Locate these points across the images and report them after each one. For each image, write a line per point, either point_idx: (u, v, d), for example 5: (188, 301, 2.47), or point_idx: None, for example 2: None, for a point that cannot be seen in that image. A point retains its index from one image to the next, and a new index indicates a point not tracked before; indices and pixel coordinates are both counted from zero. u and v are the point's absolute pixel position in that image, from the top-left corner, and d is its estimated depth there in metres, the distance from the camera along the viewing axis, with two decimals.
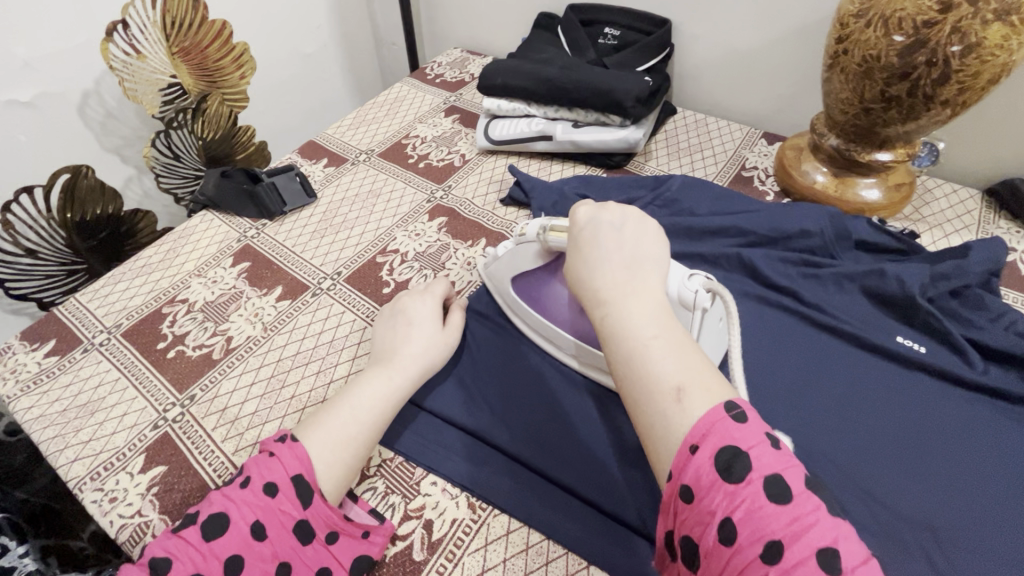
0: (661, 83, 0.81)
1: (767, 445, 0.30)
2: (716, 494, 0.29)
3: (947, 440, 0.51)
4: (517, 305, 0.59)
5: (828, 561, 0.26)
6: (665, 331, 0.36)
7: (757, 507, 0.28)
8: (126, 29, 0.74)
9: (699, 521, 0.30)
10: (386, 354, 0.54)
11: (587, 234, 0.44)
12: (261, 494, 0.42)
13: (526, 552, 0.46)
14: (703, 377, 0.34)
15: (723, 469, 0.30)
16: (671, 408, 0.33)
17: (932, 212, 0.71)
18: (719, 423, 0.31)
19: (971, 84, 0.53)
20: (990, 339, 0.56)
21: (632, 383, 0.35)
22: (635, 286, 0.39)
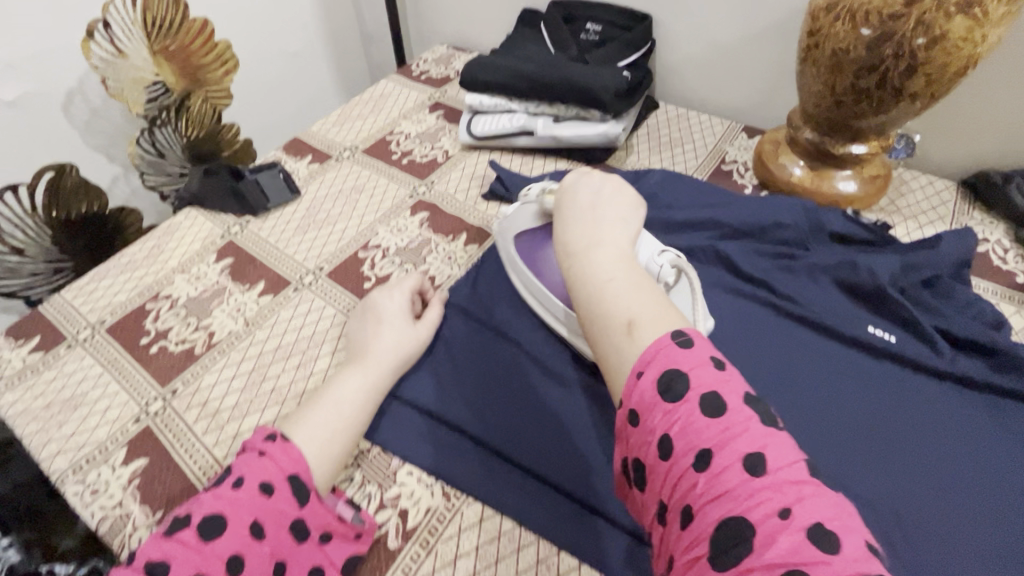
0: (642, 78, 0.82)
1: (705, 365, 0.32)
2: (656, 413, 0.31)
3: (913, 427, 0.52)
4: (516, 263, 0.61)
5: (755, 467, 0.28)
6: (624, 275, 0.39)
7: (692, 422, 0.30)
8: (107, 29, 0.74)
9: (643, 441, 0.31)
10: (359, 351, 0.55)
11: (568, 194, 0.47)
12: (258, 494, 0.41)
13: (498, 539, 0.47)
14: (655, 314, 0.36)
15: (663, 389, 0.31)
16: (623, 342, 0.35)
17: (908, 203, 0.72)
18: (664, 348, 0.33)
19: (938, 77, 0.54)
20: (958, 327, 0.57)
21: (591, 321, 0.37)
22: (604, 239, 0.41)
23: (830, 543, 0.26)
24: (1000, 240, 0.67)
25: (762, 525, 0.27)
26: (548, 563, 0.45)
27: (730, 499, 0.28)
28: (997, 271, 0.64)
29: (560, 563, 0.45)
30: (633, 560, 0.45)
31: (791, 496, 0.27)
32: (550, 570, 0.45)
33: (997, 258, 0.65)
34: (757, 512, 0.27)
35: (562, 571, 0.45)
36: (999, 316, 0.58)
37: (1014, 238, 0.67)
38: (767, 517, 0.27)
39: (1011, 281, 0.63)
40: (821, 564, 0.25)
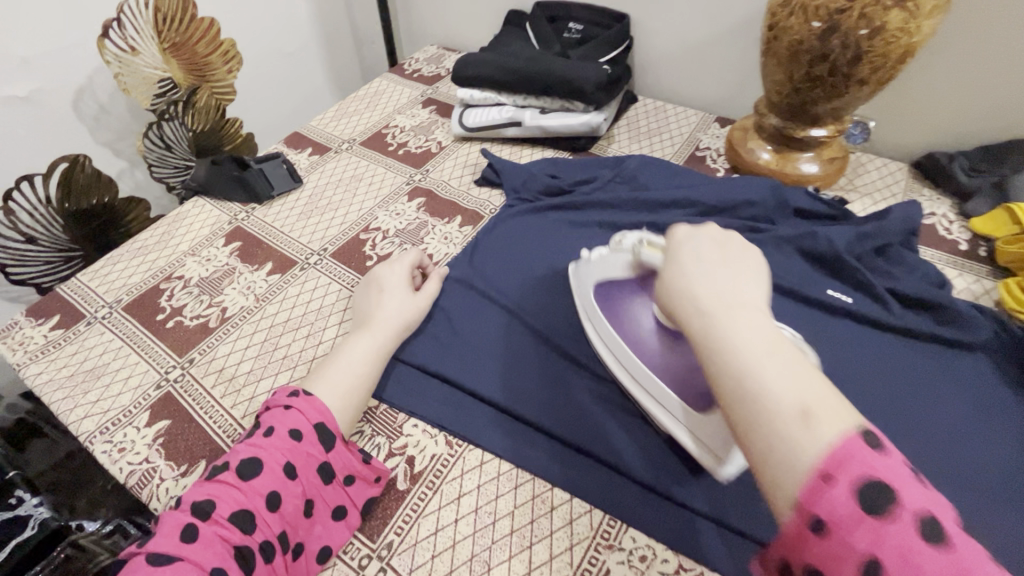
0: (621, 73, 0.88)
1: (909, 476, 0.27)
2: (860, 529, 0.26)
3: (863, 373, 0.58)
4: (594, 312, 0.58)
5: None
6: (778, 348, 0.33)
7: (911, 548, 0.25)
8: (120, 27, 0.79)
9: (832, 554, 0.27)
10: (366, 318, 0.59)
11: (685, 244, 0.41)
12: (288, 439, 0.47)
13: (497, 479, 0.52)
14: (832, 404, 0.30)
15: (867, 503, 0.27)
16: (797, 433, 0.29)
17: (864, 182, 0.79)
18: (858, 451, 0.28)
19: (882, 64, 0.61)
20: (906, 288, 0.63)
21: (741, 404, 0.32)
22: (742, 298, 0.36)
23: None
24: (946, 213, 0.74)
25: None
26: (543, 498, 0.50)
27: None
28: (942, 241, 0.71)
29: (554, 497, 0.50)
30: (619, 491, 0.50)
31: None
32: (546, 503, 0.50)
33: (942, 229, 0.72)
34: None
35: (556, 503, 0.50)
36: (942, 278, 0.65)
37: (958, 212, 0.74)
38: None
39: (955, 249, 0.70)
40: None
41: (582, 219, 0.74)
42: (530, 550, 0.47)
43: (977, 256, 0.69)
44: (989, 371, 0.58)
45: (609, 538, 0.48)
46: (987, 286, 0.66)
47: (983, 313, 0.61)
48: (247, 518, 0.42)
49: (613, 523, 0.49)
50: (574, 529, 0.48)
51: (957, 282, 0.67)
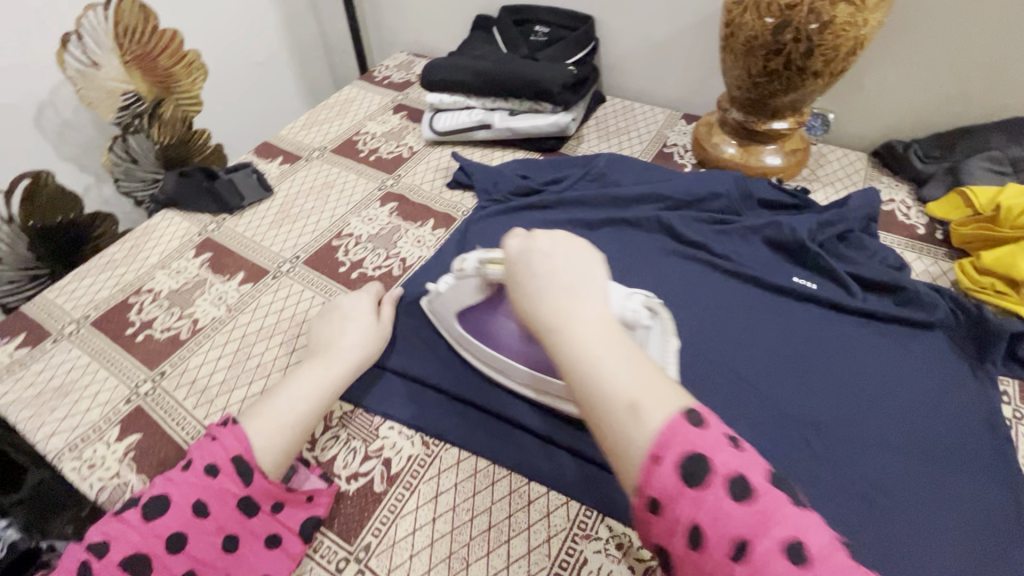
0: (588, 74, 0.90)
1: (722, 442, 0.32)
2: (682, 501, 0.30)
3: (830, 353, 0.61)
4: (465, 338, 0.58)
5: (798, 559, 0.28)
6: (612, 345, 0.37)
7: (722, 511, 0.30)
8: (80, 41, 0.79)
9: (668, 531, 0.31)
10: (324, 346, 0.56)
11: (522, 261, 0.45)
12: (202, 475, 0.44)
13: (474, 476, 0.52)
14: (658, 390, 0.34)
15: (686, 475, 0.31)
16: (629, 424, 0.33)
17: (826, 172, 0.82)
18: (678, 431, 0.32)
19: (834, 56, 0.63)
20: (868, 272, 0.65)
21: (589, 404, 0.36)
22: (574, 306, 0.40)
23: None
24: (904, 199, 0.77)
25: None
26: (521, 492, 0.51)
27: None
28: (901, 226, 0.74)
29: (531, 491, 0.51)
30: (595, 482, 0.51)
31: None
32: (523, 498, 0.50)
33: (901, 214, 0.75)
34: None
35: (533, 497, 0.50)
36: (901, 261, 0.67)
37: (916, 197, 0.77)
38: None
39: (913, 233, 0.73)
40: None
41: (553, 217, 0.75)
42: (509, 544, 0.48)
43: (934, 239, 0.72)
44: (947, 348, 0.60)
45: (585, 528, 0.48)
46: (945, 267, 0.69)
47: (940, 293, 0.63)
48: (143, 564, 0.40)
49: (589, 513, 0.49)
50: (552, 521, 0.49)
51: (916, 264, 0.70)
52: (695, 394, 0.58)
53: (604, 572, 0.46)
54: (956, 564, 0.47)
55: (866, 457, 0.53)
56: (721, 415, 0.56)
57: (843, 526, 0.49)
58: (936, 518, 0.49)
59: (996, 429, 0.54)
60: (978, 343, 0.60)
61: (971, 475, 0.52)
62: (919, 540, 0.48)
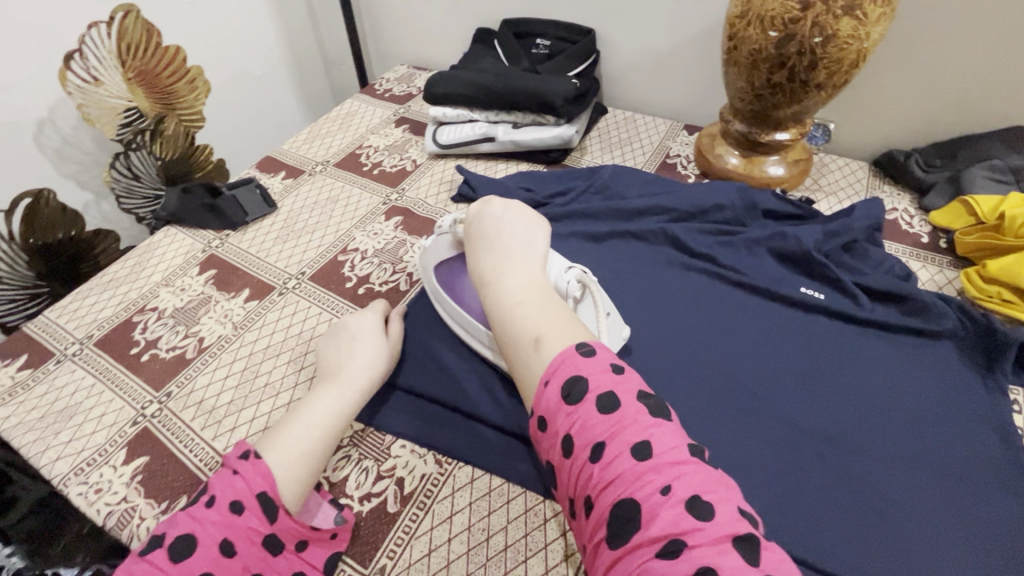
0: (590, 86, 0.90)
1: (600, 370, 0.41)
2: (560, 416, 0.40)
3: (839, 363, 0.61)
4: (439, 293, 0.62)
5: (641, 453, 0.36)
6: (532, 297, 0.48)
7: (590, 422, 0.39)
8: (83, 58, 0.78)
9: (552, 442, 0.40)
10: (334, 370, 0.55)
11: (477, 222, 0.56)
12: (227, 513, 0.42)
13: (488, 495, 0.52)
14: (560, 331, 0.45)
15: (566, 395, 0.40)
16: (532, 353, 0.44)
17: (828, 181, 0.82)
18: (567, 360, 0.42)
19: (837, 68, 0.63)
20: (875, 282, 0.66)
21: (508, 340, 0.47)
22: (507, 264, 0.51)
23: (698, 506, 0.34)
24: (907, 208, 0.78)
25: (646, 501, 0.35)
26: (536, 510, 0.50)
27: (618, 481, 0.36)
28: (905, 234, 0.74)
29: (546, 509, 0.50)
30: None
31: (672, 474, 0.35)
32: (539, 516, 0.50)
33: (904, 223, 0.76)
34: (642, 490, 0.35)
35: (549, 515, 0.50)
36: (907, 271, 0.68)
37: (918, 206, 0.77)
38: (650, 493, 0.35)
39: (917, 242, 0.73)
40: (695, 528, 0.33)
41: (560, 230, 0.75)
42: (526, 564, 0.47)
43: (938, 248, 0.72)
44: (956, 357, 0.60)
45: None
46: (949, 275, 0.69)
47: (947, 302, 0.63)
48: None
49: None
50: (568, 540, 0.48)
51: (921, 273, 0.70)
52: (708, 406, 0.58)
53: None
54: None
55: (880, 467, 0.53)
56: (734, 428, 0.56)
57: (860, 540, 0.49)
58: (952, 530, 0.49)
59: (1009, 439, 0.54)
60: (987, 352, 0.60)
61: (985, 485, 0.52)
62: (936, 553, 0.48)
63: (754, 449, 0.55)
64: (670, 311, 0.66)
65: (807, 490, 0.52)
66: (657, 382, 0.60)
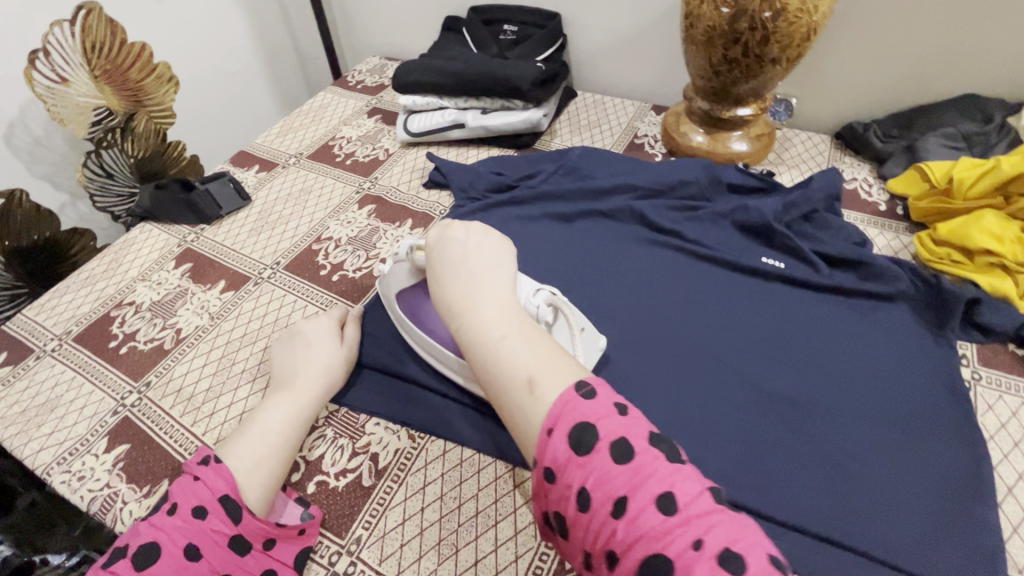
0: (558, 70, 0.92)
1: (609, 412, 0.36)
2: (571, 468, 0.35)
3: (799, 329, 0.63)
4: (404, 321, 0.60)
5: (667, 507, 0.32)
6: (515, 329, 0.43)
7: (605, 472, 0.34)
8: (48, 57, 0.79)
9: (563, 497, 0.35)
10: (287, 377, 0.56)
11: (438, 246, 0.51)
12: (190, 518, 0.43)
13: (460, 465, 0.53)
14: (553, 369, 0.40)
15: (575, 444, 0.35)
16: (527, 399, 0.39)
17: (791, 155, 0.84)
18: (570, 403, 0.37)
19: (789, 42, 0.65)
20: (832, 249, 0.68)
21: (494, 383, 0.41)
22: (479, 293, 0.45)
23: (736, 563, 0.30)
24: (866, 177, 0.80)
25: (678, 557, 0.30)
26: (505, 478, 0.52)
27: (645, 540, 0.32)
28: (864, 203, 0.77)
29: (515, 476, 0.52)
30: None
31: (701, 527, 0.31)
32: (508, 484, 0.52)
33: (863, 192, 0.78)
34: (672, 547, 0.31)
35: (517, 482, 0.52)
36: (863, 237, 0.70)
37: (877, 175, 0.80)
38: (681, 548, 0.31)
39: (875, 210, 0.76)
40: None
41: (530, 212, 0.76)
42: (495, 528, 0.49)
43: (895, 215, 0.75)
44: (910, 319, 0.63)
45: None
46: (905, 241, 0.72)
47: (901, 265, 0.66)
48: None
49: None
50: None
51: (879, 240, 0.72)
52: (673, 374, 0.60)
53: None
54: (923, 520, 0.49)
55: (837, 423, 0.56)
56: (696, 392, 0.59)
57: (820, 496, 0.51)
58: (907, 481, 0.52)
59: (958, 393, 0.57)
60: (937, 311, 0.62)
61: (935, 437, 0.54)
62: (891, 502, 0.51)
63: (715, 412, 0.57)
64: (636, 285, 0.68)
65: (768, 450, 0.54)
66: (624, 354, 0.62)
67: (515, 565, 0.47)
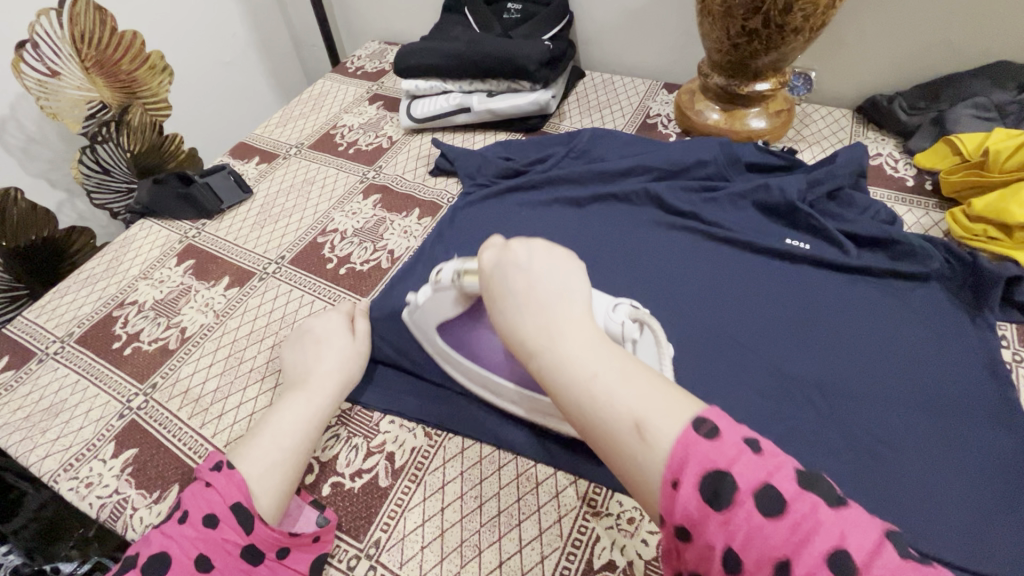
0: (565, 49, 0.88)
1: (744, 452, 0.29)
2: (710, 525, 0.28)
3: (827, 313, 0.60)
4: (447, 354, 0.54)
5: (842, 567, 0.26)
6: (607, 361, 0.35)
7: (755, 528, 0.28)
8: (36, 48, 0.77)
9: (702, 557, 0.29)
10: (301, 377, 0.54)
11: (496, 274, 0.43)
12: (201, 527, 0.41)
13: (480, 463, 0.52)
14: (664, 405, 0.32)
15: (710, 496, 0.29)
16: (637, 447, 0.32)
17: (812, 131, 0.81)
18: (692, 448, 0.30)
19: (813, 10, 0.62)
20: (859, 228, 0.65)
21: (594, 429, 0.34)
22: (557, 323, 0.38)
23: None
24: (892, 152, 0.77)
25: None
26: (528, 475, 0.50)
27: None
28: (890, 179, 0.73)
29: (538, 473, 0.50)
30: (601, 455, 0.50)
31: None
32: (531, 481, 0.50)
33: (889, 168, 0.75)
34: None
35: (541, 478, 0.50)
36: (892, 215, 0.67)
37: (903, 150, 0.76)
38: None
39: (902, 186, 0.72)
40: None
41: (541, 197, 0.74)
42: (520, 528, 0.47)
43: (924, 191, 0.72)
44: (943, 299, 0.60)
45: (596, 505, 0.48)
46: (935, 217, 0.69)
47: (933, 243, 0.63)
48: None
49: (599, 489, 0.49)
50: (561, 501, 0.49)
51: (907, 217, 0.69)
52: (699, 362, 0.57)
53: (617, 547, 0.46)
54: (966, 509, 0.47)
55: (871, 408, 0.53)
56: (723, 380, 0.56)
57: (858, 488, 0.49)
58: (948, 469, 0.49)
59: (998, 375, 0.54)
60: (974, 291, 0.59)
61: (975, 422, 0.52)
62: (932, 491, 0.48)
63: (743, 400, 0.55)
64: (654, 271, 0.66)
65: (802, 439, 0.52)
66: None
67: (542, 566, 0.45)
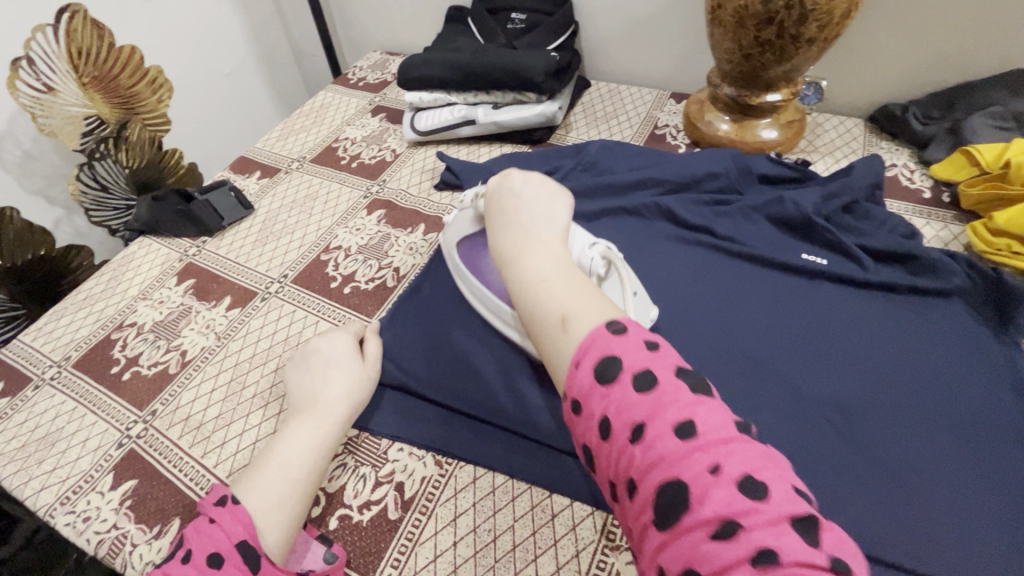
0: (570, 59, 0.86)
1: (638, 344, 0.33)
2: (594, 398, 0.32)
3: (847, 330, 0.59)
4: (461, 272, 0.60)
5: (686, 433, 0.29)
6: (555, 271, 0.41)
7: (626, 402, 0.31)
8: (31, 64, 0.75)
9: (586, 427, 0.33)
10: (306, 403, 0.52)
11: (496, 195, 0.49)
12: (205, 567, 0.39)
13: (493, 493, 0.50)
14: (590, 309, 0.37)
15: (599, 374, 0.33)
16: (559, 336, 0.37)
17: (824, 141, 0.80)
18: (599, 339, 0.34)
19: (828, 20, 0.60)
20: (877, 243, 0.64)
21: (530, 320, 0.40)
22: (525, 238, 0.44)
23: (760, 492, 0.27)
24: (907, 163, 0.75)
25: (694, 482, 0.27)
26: (543, 506, 0.48)
27: (663, 466, 0.29)
28: (907, 191, 0.72)
29: (554, 504, 0.48)
30: None
31: (722, 453, 0.28)
32: (547, 512, 0.48)
33: (905, 179, 0.73)
34: (689, 472, 0.28)
35: (557, 509, 0.48)
36: (911, 229, 0.65)
37: (918, 160, 0.75)
38: (699, 473, 0.28)
39: (919, 198, 0.71)
40: (754, 513, 0.26)
41: None
42: (536, 563, 0.45)
43: (941, 203, 0.70)
44: (967, 316, 0.58)
45: (615, 538, 0.46)
46: (955, 231, 0.67)
47: (955, 258, 0.61)
48: None
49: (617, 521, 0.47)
50: (579, 534, 0.47)
51: (926, 230, 0.68)
52: (716, 383, 0.55)
53: None
54: (1003, 539, 0.45)
55: (897, 430, 0.51)
56: (743, 402, 0.54)
57: (888, 516, 0.47)
58: (978, 494, 0.47)
59: None
60: (998, 308, 0.58)
61: (1006, 445, 0.50)
62: (964, 518, 0.46)
63: (763, 423, 0.53)
64: (668, 288, 0.64)
65: (827, 465, 0.50)
66: None
67: None
